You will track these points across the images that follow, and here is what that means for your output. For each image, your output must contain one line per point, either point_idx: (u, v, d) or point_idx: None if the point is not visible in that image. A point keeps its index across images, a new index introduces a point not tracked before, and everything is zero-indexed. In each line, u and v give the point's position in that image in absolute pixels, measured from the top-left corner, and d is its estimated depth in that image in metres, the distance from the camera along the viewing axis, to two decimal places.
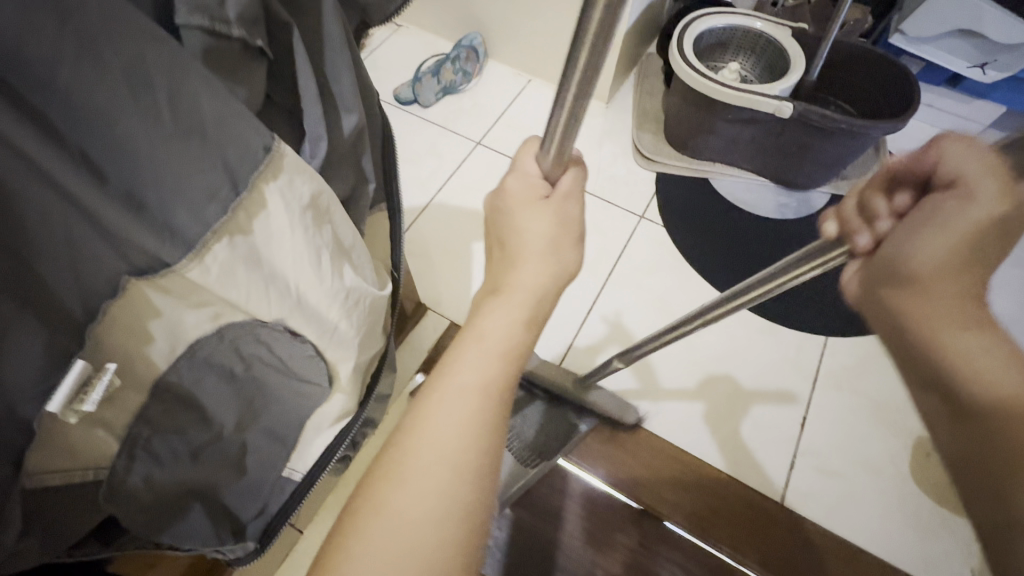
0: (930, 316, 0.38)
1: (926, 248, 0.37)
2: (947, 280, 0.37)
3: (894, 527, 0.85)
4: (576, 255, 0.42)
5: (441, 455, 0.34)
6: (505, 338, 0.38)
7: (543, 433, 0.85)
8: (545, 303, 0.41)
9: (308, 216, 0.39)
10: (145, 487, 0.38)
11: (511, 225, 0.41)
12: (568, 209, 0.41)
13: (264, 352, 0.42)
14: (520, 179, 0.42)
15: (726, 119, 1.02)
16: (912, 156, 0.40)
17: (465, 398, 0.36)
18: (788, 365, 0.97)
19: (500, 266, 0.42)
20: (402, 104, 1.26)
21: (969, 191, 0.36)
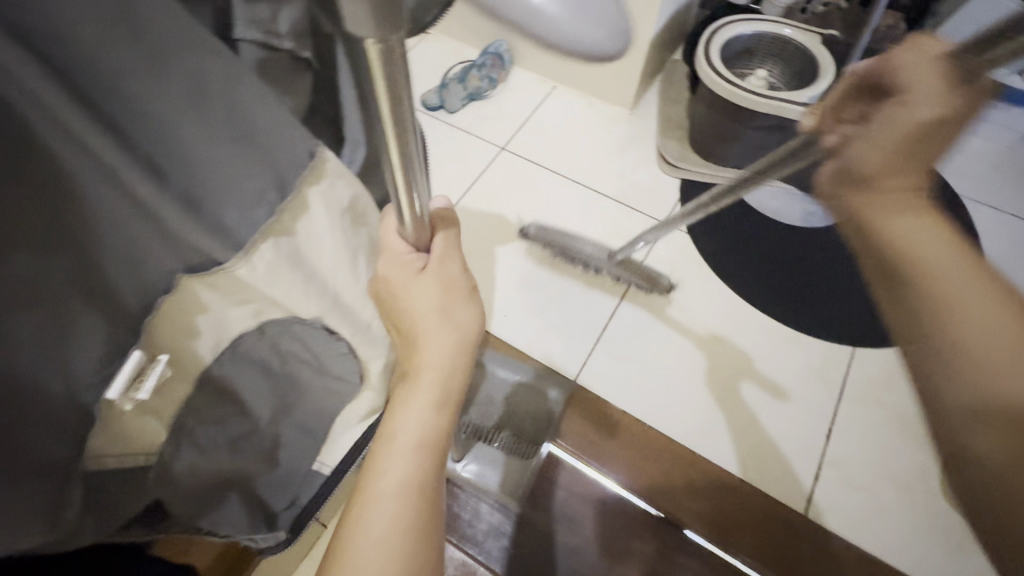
0: (877, 208, 0.45)
1: (870, 151, 0.45)
2: (896, 179, 0.44)
3: (921, 543, 0.83)
4: (472, 315, 0.42)
5: (373, 565, 0.35)
6: (417, 432, 0.39)
7: (530, 425, 0.88)
8: (457, 374, 0.40)
9: (346, 218, 0.40)
10: (190, 474, 0.39)
11: (402, 310, 0.41)
12: (452, 273, 0.42)
13: (299, 348, 0.43)
14: (392, 257, 0.41)
15: (752, 126, 1.02)
16: (875, 66, 0.47)
17: (386, 507, 0.37)
18: (813, 375, 0.96)
19: (407, 350, 0.42)
20: (428, 110, 1.29)
21: (910, 97, 0.43)
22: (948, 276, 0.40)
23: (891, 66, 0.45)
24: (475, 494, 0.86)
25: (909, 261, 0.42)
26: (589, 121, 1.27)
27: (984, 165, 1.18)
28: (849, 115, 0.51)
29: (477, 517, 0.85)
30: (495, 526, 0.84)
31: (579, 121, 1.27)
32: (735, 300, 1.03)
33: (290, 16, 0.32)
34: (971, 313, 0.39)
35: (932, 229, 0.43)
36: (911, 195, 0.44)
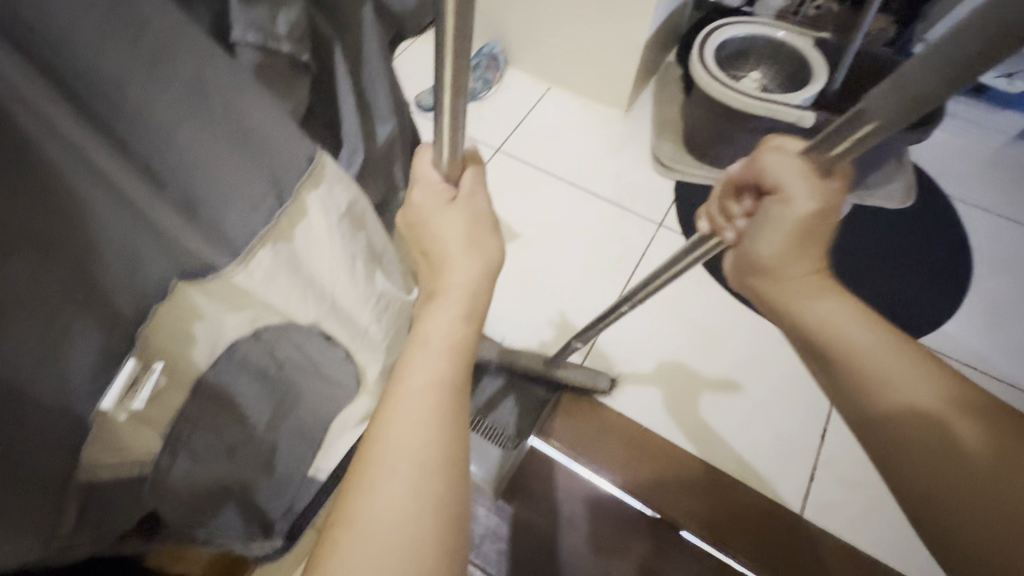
0: (787, 296, 0.46)
1: (767, 244, 0.45)
2: (788, 266, 0.45)
3: (913, 541, 0.84)
4: (497, 243, 0.44)
5: (407, 452, 0.35)
6: (448, 336, 0.40)
7: (524, 415, 0.89)
8: (481, 295, 0.43)
9: (345, 223, 0.40)
10: (184, 482, 0.39)
11: (430, 235, 0.43)
12: (479, 203, 0.44)
13: (296, 354, 0.43)
14: (424, 189, 0.42)
15: (747, 128, 1.03)
16: (744, 171, 0.47)
17: (420, 398, 0.36)
18: (806, 376, 0.97)
19: (434, 273, 0.44)
20: (423, 110, 1.28)
21: (787, 195, 0.43)
22: (864, 349, 0.43)
23: (760, 173, 0.45)
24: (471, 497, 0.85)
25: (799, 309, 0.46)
26: (584, 122, 1.27)
27: (974, 166, 1.20)
28: (736, 211, 0.50)
29: (473, 519, 0.84)
30: (492, 529, 0.83)
31: (574, 122, 1.27)
32: (731, 302, 1.04)
33: (287, 19, 0.32)
34: (853, 348, 0.43)
35: (844, 307, 0.45)
36: (807, 278, 0.46)
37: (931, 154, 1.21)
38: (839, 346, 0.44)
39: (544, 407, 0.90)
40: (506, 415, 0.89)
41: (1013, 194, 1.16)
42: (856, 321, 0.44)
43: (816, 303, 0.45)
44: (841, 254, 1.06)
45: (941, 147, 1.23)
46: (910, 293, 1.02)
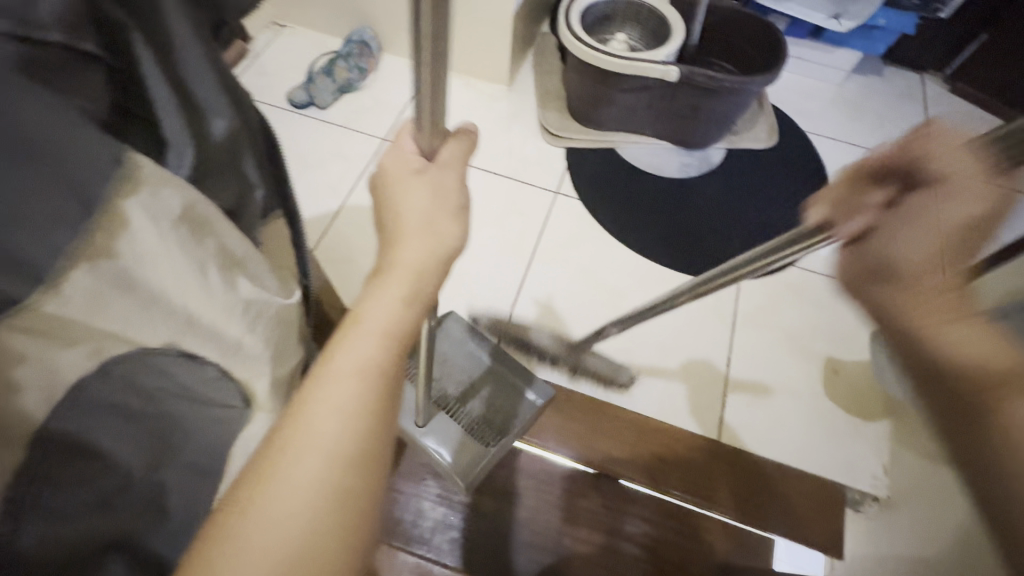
0: (923, 315, 0.38)
1: (912, 242, 0.40)
2: (935, 272, 0.39)
3: (817, 442, 0.93)
4: (455, 227, 0.42)
5: (320, 441, 0.33)
6: (385, 319, 0.38)
7: (497, 412, 0.83)
8: (431, 276, 0.41)
9: (183, 230, 0.36)
10: (40, 548, 0.31)
11: (390, 201, 0.42)
12: (445, 178, 0.42)
13: (164, 381, 0.39)
14: (396, 155, 0.43)
15: (621, 89, 1.06)
16: (896, 148, 0.40)
17: (343, 388, 0.35)
18: (709, 314, 1.04)
19: (385, 245, 0.42)
20: (297, 108, 1.21)
21: (954, 186, 0.38)
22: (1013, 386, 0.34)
23: (922, 159, 0.39)
24: (416, 492, 0.86)
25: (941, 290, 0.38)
26: (468, 101, 1.26)
27: (820, 102, 1.33)
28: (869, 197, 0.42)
29: (421, 515, 0.85)
30: (441, 520, 0.85)
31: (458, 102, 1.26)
32: (634, 257, 1.09)
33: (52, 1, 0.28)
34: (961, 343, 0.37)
35: (981, 337, 0.37)
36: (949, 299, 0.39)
37: (785, 96, 1.33)
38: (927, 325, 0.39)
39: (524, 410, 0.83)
40: (482, 406, 0.83)
41: (855, 122, 1.30)
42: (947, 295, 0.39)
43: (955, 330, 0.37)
44: (720, 200, 1.17)
45: (792, 89, 1.35)
46: (783, 223, 1.14)
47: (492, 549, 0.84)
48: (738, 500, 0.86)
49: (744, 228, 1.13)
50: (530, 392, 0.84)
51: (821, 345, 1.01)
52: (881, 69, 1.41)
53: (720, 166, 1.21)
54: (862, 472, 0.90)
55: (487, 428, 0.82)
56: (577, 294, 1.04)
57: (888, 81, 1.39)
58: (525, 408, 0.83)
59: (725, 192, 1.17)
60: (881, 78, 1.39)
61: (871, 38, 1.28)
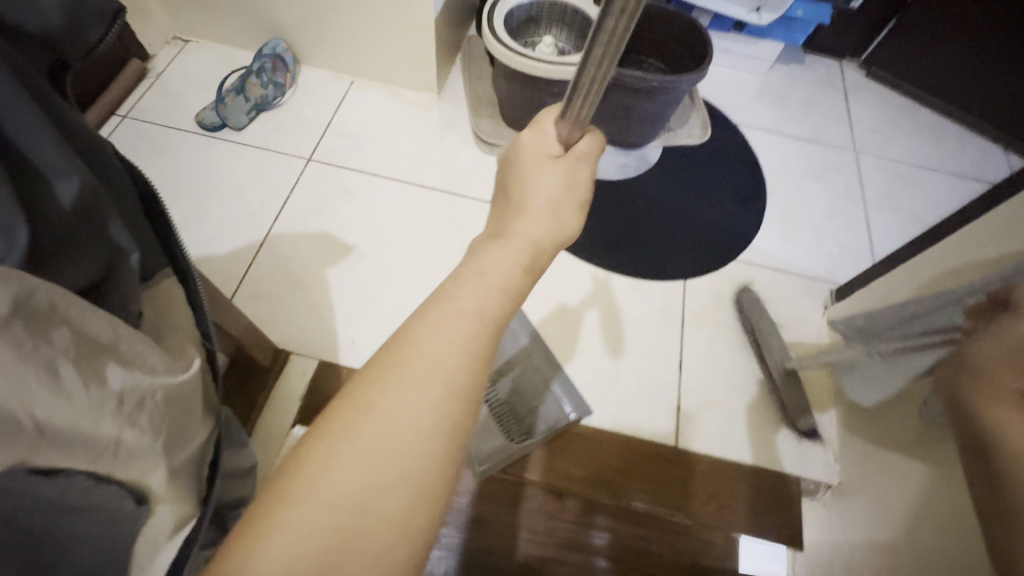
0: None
1: None
2: None
3: (772, 435, 0.94)
4: (574, 219, 0.45)
5: (434, 368, 0.35)
6: (503, 275, 0.40)
7: (522, 403, 0.92)
8: (541, 256, 0.43)
9: (19, 327, 0.29)
10: None
11: (520, 176, 0.45)
12: (577, 172, 0.46)
13: (22, 503, 0.32)
14: (536, 140, 0.46)
15: (552, 93, 1.03)
16: None
17: (459, 326, 0.37)
18: (657, 315, 1.03)
19: (505, 215, 0.45)
20: (209, 130, 1.12)
21: None
22: None
23: None
24: None
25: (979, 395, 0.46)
26: (396, 113, 1.20)
27: (748, 94, 1.35)
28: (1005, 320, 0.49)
29: None
30: None
31: (385, 116, 1.19)
32: (581, 264, 1.07)
33: None
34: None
35: None
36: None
37: (715, 90, 1.35)
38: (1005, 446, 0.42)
39: (555, 419, 0.90)
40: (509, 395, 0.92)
41: (782, 112, 1.33)
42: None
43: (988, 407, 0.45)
44: (661, 199, 1.16)
45: (721, 82, 1.37)
46: (721, 218, 1.15)
47: None
48: (696, 505, 0.87)
49: (686, 226, 1.13)
50: (568, 406, 0.90)
51: (769, 338, 1.03)
52: (802, 59, 1.45)
53: (656, 164, 1.21)
54: (816, 461, 0.92)
55: (516, 426, 0.90)
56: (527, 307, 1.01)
57: (809, 69, 1.43)
58: (555, 412, 0.90)
59: (664, 191, 1.17)
60: (803, 66, 1.43)
61: (791, 29, 1.30)
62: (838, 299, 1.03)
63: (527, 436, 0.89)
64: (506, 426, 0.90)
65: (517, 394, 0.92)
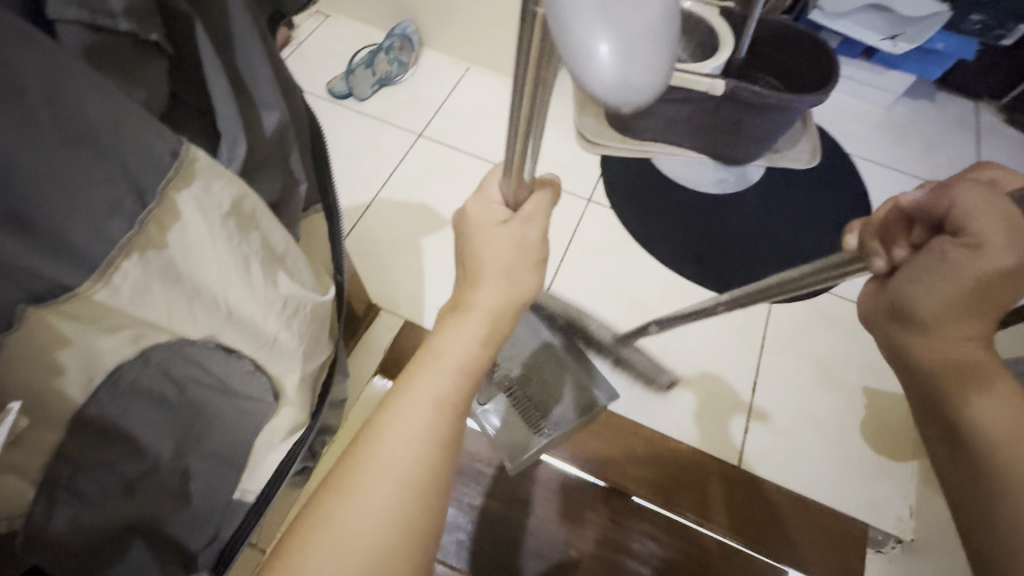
0: (958, 379, 0.38)
1: (931, 295, 0.36)
2: (952, 324, 0.36)
3: (842, 478, 0.90)
4: (534, 281, 0.44)
5: (395, 458, 0.36)
6: (462, 355, 0.41)
7: (544, 395, 0.83)
8: (504, 320, 0.43)
9: (231, 224, 0.35)
10: (72, 531, 0.35)
11: (470, 248, 0.44)
12: (529, 233, 0.43)
13: (197, 372, 0.39)
14: (482, 205, 0.45)
15: (664, 99, 1.04)
16: (929, 198, 0.37)
17: (420, 410, 0.38)
18: (734, 333, 1.01)
19: (462, 286, 0.44)
20: (336, 98, 1.22)
21: (979, 246, 0.33)
22: (994, 422, 0.37)
23: (945, 208, 0.35)
24: None
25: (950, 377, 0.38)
26: (505, 103, 1.25)
27: (867, 125, 1.29)
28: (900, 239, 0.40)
29: None
30: (449, 521, 0.85)
31: (494, 104, 1.25)
32: (663, 271, 1.07)
33: None
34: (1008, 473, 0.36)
35: (1009, 399, 0.37)
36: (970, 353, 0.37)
37: (831, 117, 1.29)
38: (995, 441, 0.37)
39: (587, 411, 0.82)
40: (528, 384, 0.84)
41: (902, 148, 1.26)
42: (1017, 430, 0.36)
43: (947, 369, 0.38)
44: (755, 219, 1.14)
45: (838, 109, 1.31)
46: (818, 248, 1.11)
47: (495, 555, 0.84)
48: (746, 529, 0.85)
49: (779, 250, 1.10)
50: (600, 391, 0.83)
51: (856, 376, 0.98)
52: (934, 95, 1.36)
53: (757, 184, 1.18)
54: (886, 512, 0.87)
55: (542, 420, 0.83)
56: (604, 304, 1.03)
57: (941, 107, 1.33)
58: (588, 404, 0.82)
59: (760, 211, 1.15)
60: (933, 103, 1.34)
61: (926, 62, 1.23)
62: None
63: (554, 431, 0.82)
64: (530, 420, 0.83)
65: (535, 385, 0.84)
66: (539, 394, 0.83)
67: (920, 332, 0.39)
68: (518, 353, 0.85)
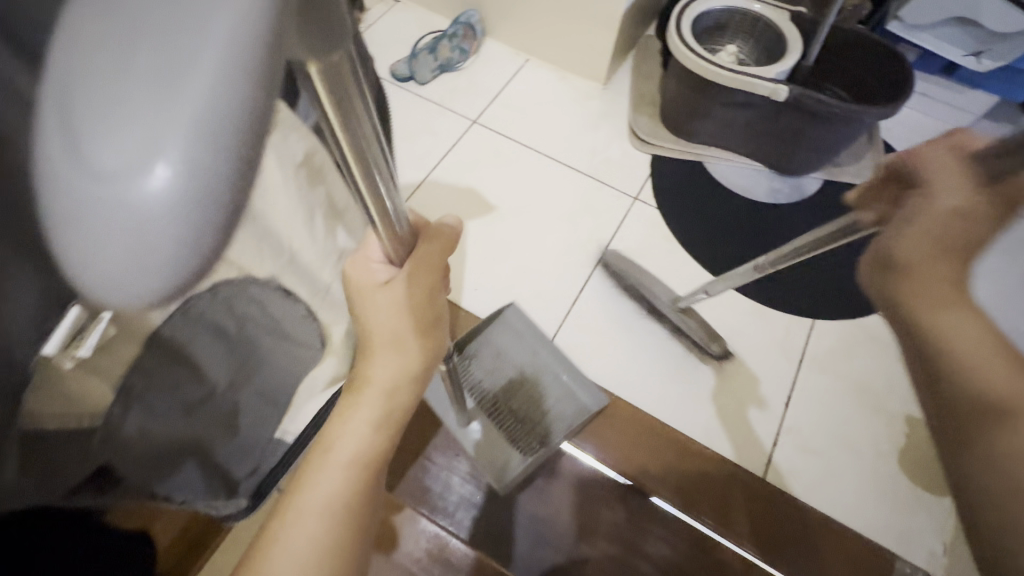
0: (922, 305, 0.38)
1: (908, 239, 0.40)
2: (934, 264, 0.38)
3: (872, 504, 0.87)
4: (428, 345, 0.42)
5: (286, 571, 0.37)
6: (357, 444, 0.41)
7: (526, 409, 0.87)
8: (401, 395, 0.42)
9: (302, 174, 0.39)
10: (139, 438, 0.39)
11: (360, 311, 0.41)
12: (405, 296, 0.40)
13: (257, 312, 0.43)
14: (363, 262, 0.41)
15: (721, 103, 1.02)
16: (902, 156, 0.47)
17: (314, 517, 0.39)
18: (773, 346, 0.99)
19: (359, 362, 0.43)
20: (397, 81, 1.26)
21: (933, 189, 0.41)
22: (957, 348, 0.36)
23: (918, 163, 0.44)
24: (445, 467, 0.88)
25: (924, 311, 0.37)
26: (560, 96, 1.26)
27: None
28: (881, 198, 0.52)
29: (447, 489, 0.87)
30: (466, 497, 0.87)
31: (550, 96, 1.26)
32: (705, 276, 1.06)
33: None
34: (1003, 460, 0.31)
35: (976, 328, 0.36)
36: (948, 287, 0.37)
37: (900, 134, 1.23)
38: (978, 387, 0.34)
39: (574, 418, 0.87)
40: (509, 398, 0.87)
41: None
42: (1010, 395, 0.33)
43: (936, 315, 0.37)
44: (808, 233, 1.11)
45: (909, 127, 1.24)
46: None
47: (508, 536, 0.85)
48: (767, 545, 0.84)
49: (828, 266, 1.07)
50: (585, 397, 0.89)
51: (897, 403, 0.94)
52: None
53: (813, 197, 1.14)
54: (918, 546, 0.84)
55: (529, 433, 0.85)
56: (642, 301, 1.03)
57: None
58: (574, 411, 0.88)
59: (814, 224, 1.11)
60: None
61: (1013, 82, 1.15)
62: None
63: (542, 442, 0.85)
64: (516, 435, 0.85)
65: (518, 399, 0.88)
66: (524, 406, 0.87)
67: (896, 273, 0.40)
68: (499, 369, 0.89)
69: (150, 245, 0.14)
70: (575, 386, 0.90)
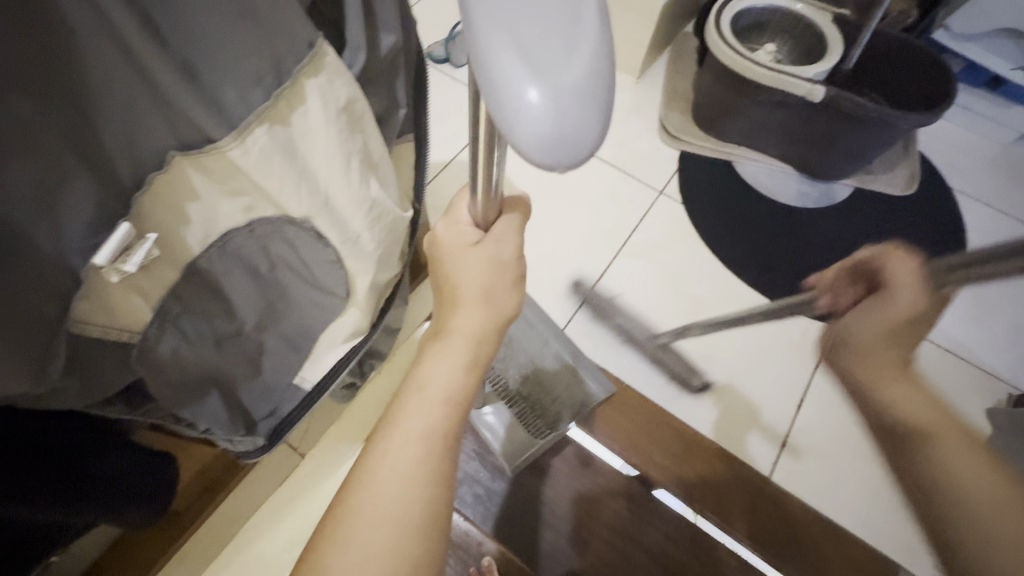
0: (873, 378, 0.55)
1: (860, 327, 0.56)
2: (873, 352, 0.55)
3: (879, 514, 0.86)
4: (512, 298, 0.45)
5: (390, 496, 0.38)
6: (446, 386, 0.42)
7: (540, 398, 0.85)
8: (486, 344, 0.44)
9: (342, 120, 0.41)
10: (171, 359, 0.40)
11: (446, 271, 0.45)
12: (502, 252, 0.43)
13: (289, 254, 0.44)
14: (451, 226, 0.45)
15: (756, 100, 1.02)
16: (869, 261, 0.57)
17: (412, 446, 0.40)
18: (790, 348, 0.98)
19: (443, 310, 0.45)
20: (433, 62, 1.27)
21: (895, 297, 0.54)
22: (914, 414, 0.52)
23: (886, 269, 0.56)
24: None
25: (920, 436, 0.51)
26: None
27: (979, 160, 1.19)
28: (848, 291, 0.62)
29: None
30: (471, 474, 0.88)
31: None
32: (725, 275, 1.05)
33: None
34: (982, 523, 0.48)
35: (918, 396, 0.53)
36: (895, 368, 0.54)
37: (937, 146, 1.20)
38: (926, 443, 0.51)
39: (584, 406, 0.86)
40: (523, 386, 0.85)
41: (1015, 190, 1.16)
42: (991, 492, 0.48)
43: (890, 392, 0.53)
44: (835, 240, 1.09)
45: (947, 138, 1.21)
46: None
47: (509, 513, 0.86)
48: (769, 547, 0.83)
49: None
50: (591, 384, 0.88)
51: None
52: None
53: (842, 204, 1.12)
54: (923, 559, 0.83)
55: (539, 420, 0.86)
56: (660, 294, 1.03)
57: None
58: (584, 397, 0.87)
59: (842, 231, 1.10)
60: None
61: None
62: (1016, 405, 0.90)
63: (552, 429, 0.85)
64: (528, 421, 0.86)
65: (532, 387, 0.85)
66: (535, 394, 0.85)
67: (860, 352, 0.56)
68: (510, 358, 0.86)
69: (561, 142, 0.23)
70: (587, 371, 0.88)
